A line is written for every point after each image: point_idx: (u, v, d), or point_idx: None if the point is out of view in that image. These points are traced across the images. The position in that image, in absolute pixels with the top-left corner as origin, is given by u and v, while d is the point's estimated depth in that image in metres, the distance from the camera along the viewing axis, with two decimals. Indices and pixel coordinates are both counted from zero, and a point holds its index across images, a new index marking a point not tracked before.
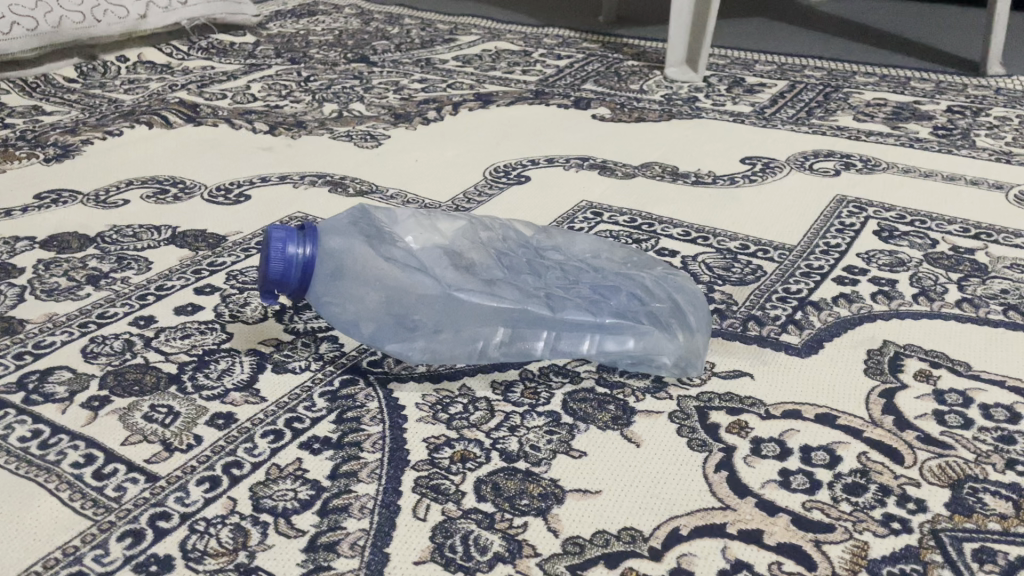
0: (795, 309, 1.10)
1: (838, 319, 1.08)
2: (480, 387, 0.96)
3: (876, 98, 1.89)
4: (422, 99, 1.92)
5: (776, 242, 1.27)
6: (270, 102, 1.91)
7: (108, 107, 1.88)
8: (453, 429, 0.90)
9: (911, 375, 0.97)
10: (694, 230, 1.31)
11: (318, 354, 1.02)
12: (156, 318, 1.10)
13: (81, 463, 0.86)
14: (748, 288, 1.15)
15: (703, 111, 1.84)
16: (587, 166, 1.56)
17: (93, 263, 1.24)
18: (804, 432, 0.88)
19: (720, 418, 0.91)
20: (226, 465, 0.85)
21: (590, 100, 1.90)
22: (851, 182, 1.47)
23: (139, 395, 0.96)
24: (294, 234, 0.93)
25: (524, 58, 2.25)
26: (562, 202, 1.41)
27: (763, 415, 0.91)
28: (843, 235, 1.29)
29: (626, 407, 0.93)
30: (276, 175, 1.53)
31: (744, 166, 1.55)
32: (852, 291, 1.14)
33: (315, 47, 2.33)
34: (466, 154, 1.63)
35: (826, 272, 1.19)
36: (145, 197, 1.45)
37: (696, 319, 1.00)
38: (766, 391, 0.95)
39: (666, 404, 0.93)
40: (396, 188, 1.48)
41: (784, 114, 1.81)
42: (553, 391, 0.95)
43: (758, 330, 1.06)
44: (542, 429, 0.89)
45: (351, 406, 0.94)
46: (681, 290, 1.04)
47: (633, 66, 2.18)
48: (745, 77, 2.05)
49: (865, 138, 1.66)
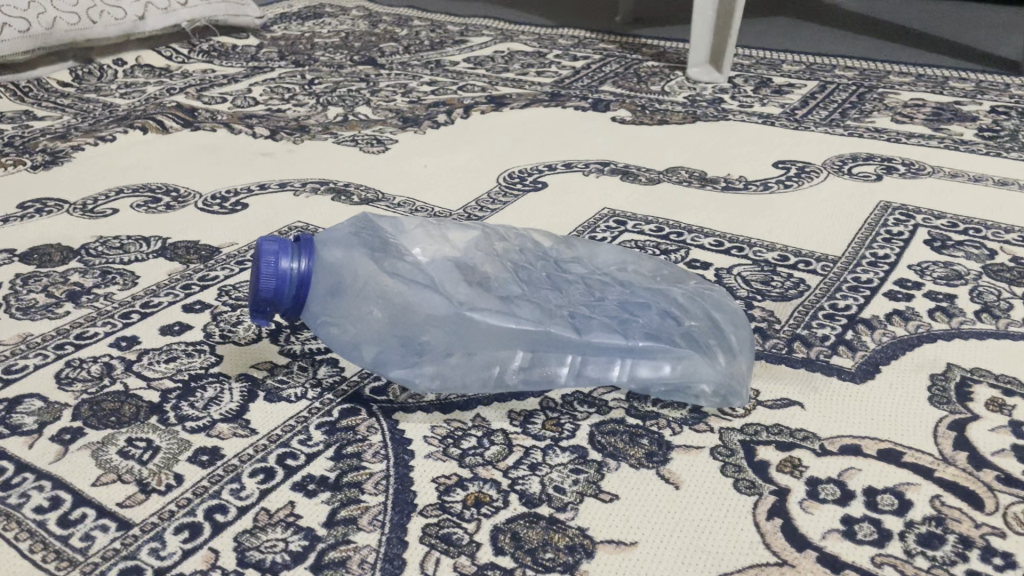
0: (844, 328, 0.99)
1: (894, 339, 0.97)
2: (496, 418, 0.85)
3: (913, 98, 1.78)
4: (432, 102, 1.83)
5: (817, 252, 1.17)
6: (272, 105, 1.82)
7: (102, 111, 1.79)
8: (465, 467, 0.79)
9: (982, 404, 0.86)
10: (727, 239, 1.21)
11: (316, 379, 0.92)
12: (139, 339, 1.00)
13: (46, 507, 0.76)
14: (791, 303, 1.04)
15: (730, 113, 1.73)
16: (608, 171, 1.46)
17: (75, 278, 1.14)
18: (866, 472, 0.78)
19: (769, 455, 0.80)
20: (209, 510, 0.75)
21: (609, 103, 1.80)
22: (895, 188, 1.36)
23: (115, 427, 0.86)
24: (288, 247, 0.84)
25: (538, 59, 2.15)
26: (583, 210, 1.31)
27: (818, 451, 0.80)
28: (891, 245, 1.18)
29: (661, 441, 0.82)
30: (276, 182, 1.44)
31: (777, 170, 1.44)
32: (906, 307, 1.03)
33: (320, 50, 2.24)
34: (479, 160, 1.52)
35: (876, 285, 1.08)
36: (135, 207, 1.35)
37: (737, 340, 0.89)
38: (819, 423, 0.84)
39: (707, 438, 0.82)
40: (403, 195, 1.38)
41: (817, 116, 1.70)
42: (579, 422, 0.85)
43: (805, 352, 0.95)
44: (567, 467, 0.79)
45: (351, 439, 0.83)
46: (719, 307, 0.93)
47: (654, 66, 2.08)
48: (771, 78, 1.95)
49: (906, 140, 1.55)
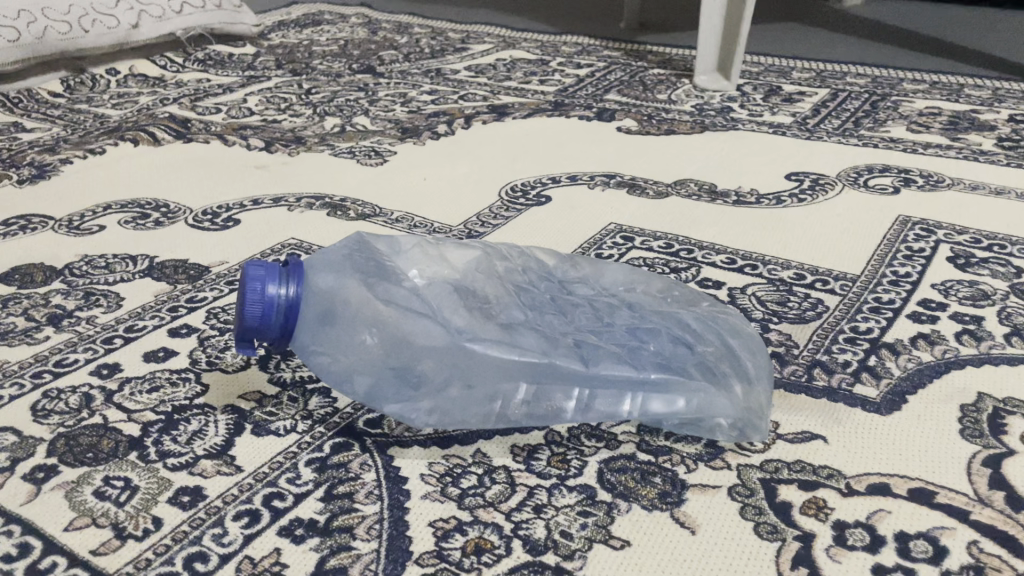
0: (867, 353, 0.93)
1: (920, 365, 0.91)
2: (498, 454, 0.80)
3: (928, 107, 1.73)
4: (432, 112, 1.78)
5: (836, 270, 1.11)
6: (268, 116, 1.77)
7: (92, 123, 1.74)
8: (465, 510, 0.74)
9: (1017, 437, 0.81)
10: (740, 257, 1.15)
11: (307, 410, 0.87)
12: (121, 367, 0.95)
13: (13, 556, 0.70)
14: (809, 326, 0.99)
15: (740, 122, 1.68)
16: (614, 184, 1.40)
17: (57, 300, 1.09)
18: (896, 516, 0.72)
19: (792, 495, 0.74)
20: (189, 559, 0.70)
21: (615, 112, 1.75)
22: (914, 201, 1.30)
23: (92, 465, 0.80)
24: (276, 272, 0.78)
25: (541, 67, 2.10)
26: (589, 225, 1.26)
27: (843, 492, 0.75)
28: (913, 262, 1.12)
29: (674, 480, 0.76)
30: (270, 196, 1.38)
31: (790, 182, 1.39)
32: (932, 330, 0.98)
33: (318, 58, 2.19)
34: (481, 172, 1.47)
35: (898, 306, 1.02)
36: (123, 223, 1.30)
37: (755, 369, 0.84)
38: (844, 460, 0.78)
39: (724, 476, 0.77)
40: (401, 210, 1.33)
41: (829, 125, 1.64)
42: (586, 458, 0.79)
43: (826, 379, 0.89)
44: (574, 510, 0.73)
45: (343, 478, 0.78)
46: (736, 333, 0.88)
47: (660, 74, 2.03)
48: (781, 85, 1.90)
49: (923, 151, 1.50)
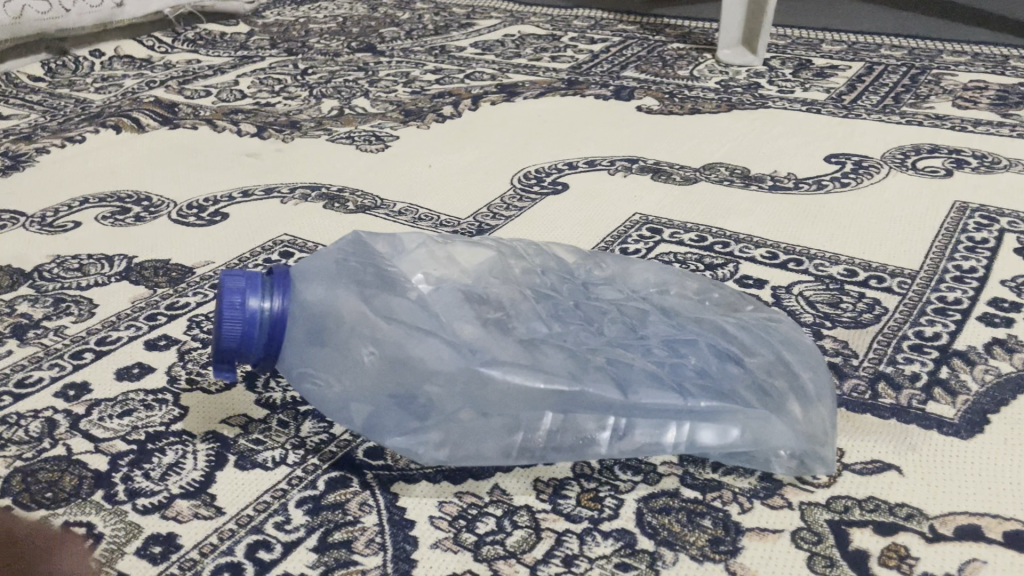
0: (937, 363, 0.82)
1: (999, 378, 0.80)
2: (519, 492, 0.69)
3: (973, 80, 1.60)
4: (436, 93, 1.66)
5: (890, 266, 0.99)
6: (261, 98, 1.65)
7: (73, 108, 1.62)
8: (482, 562, 0.63)
9: None
10: (782, 250, 1.03)
11: (299, 438, 0.76)
12: (90, 387, 0.84)
13: None
14: (867, 331, 0.87)
15: (769, 99, 1.55)
16: (636, 169, 1.28)
17: (23, 308, 0.98)
18: (993, 567, 0.61)
19: (867, 542, 0.63)
20: None
21: (633, 90, 1.63)
22: (970, 185, 1.18)
23: (50, 508, 0.69)
24: (258, 283, 0.68)
25: (553, 42, 1.98)
26: (611, 216, 1.14)
27: (927, 536, 0.64)
28: (976, 255, 1.00)
29: (725, 522, 0.65)
30: (261, 188, 1.27)
31: (831, 165, 1.27)
32: (1007, 335, 0.86)
33: (315, 37, 2.07)
34: (491, 157, 1.36)
35: (966, 307, 0.91)
36: (101, 219, 1.19)
37: (815, 386, 0.72)
38: (923, 497, 0.67)
39: (785, 518, 0.66)
40: (405, 201, 1.21)
41: (867, 101, 1.52)
42: (622, 496, 0.68)
43: (894, 396, 0.78)
44: (611, 562, 0.62)
45: (341, 521, 0.67)
46: (789, 342, 0.76)
47: (679, 48, 1.90)
48: (811, 59, 1.77)
49: (972, 128, 1.38)
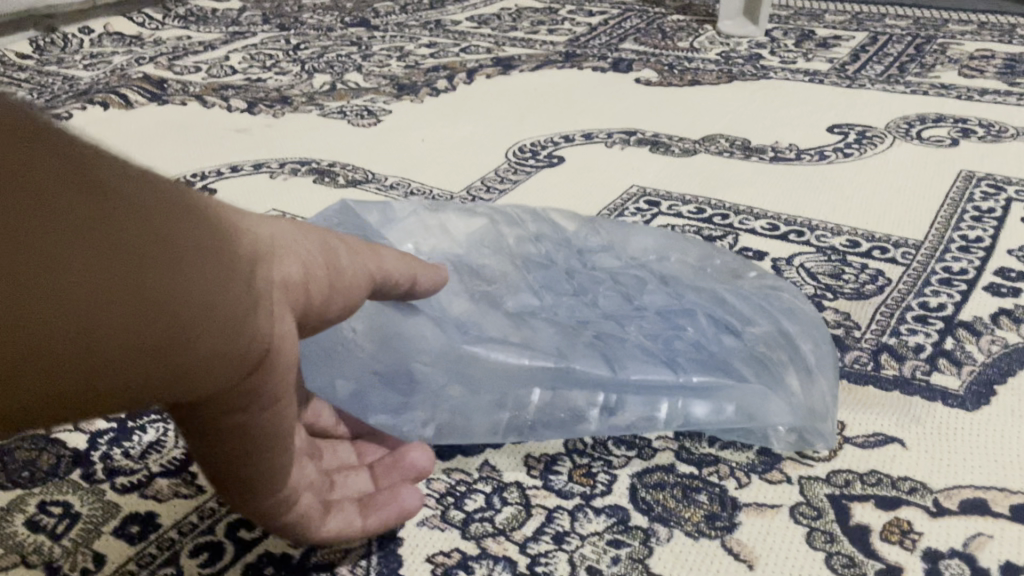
0: (941, 334, 0.79)
1: (1005, 348, 0.77)
2: (508, 468, 0.67)
3: (979, 49, 1.56)
4: (430, 66, 1.62)
5: (894, 236, 0.96)
6: (252, 74, 1.62)
7: (61, 85, 1.59)
8: (470, 539, 0.61)
9: None
10: (782, 221, 1.01)
11: None
12: None
13: None
14: (870, 303, 0.85)
15: (770, 70, 1.52)
16: (634, 141, 1.25)
17: None
18: (1000, 541, 0.58)
19: (869, 517, 0.61)
20: None
21: (632, 62, 1.59)
22: (975, 154, 1.15)
23: (26, 487, 0.67)
24: None
25: (550, 15, 1.94)
26: (608, 188, 1.11)
27: (932, 511, 0.61)
28: (982, 224, 0.98)
29: (722, 497, 0.63)
30: (250, 163, 1.24)
31: (834, 136, 1.23)
32: (1015, 305, 0.83)
33: (308, 12, 2.03)
34: (485, 130, 1.33)
35: (972, 277, 0.88)
36: None
37: (816, 356, 0.70)
38: (928, 470, 0.65)
39: (784, 493, 0.63)
40: (397, 175, 1.19)
41: (871, 71, 1.48)
42: (616, 472, 0.66)
43: (897, 367, 0.75)
44: (603, 539, 0.60)
45: None
46: (792, 312, 0.74)
47: (679, 20, 1.86)
48: (813, 30, 1.73)
49: (978, 97, 1.34)
